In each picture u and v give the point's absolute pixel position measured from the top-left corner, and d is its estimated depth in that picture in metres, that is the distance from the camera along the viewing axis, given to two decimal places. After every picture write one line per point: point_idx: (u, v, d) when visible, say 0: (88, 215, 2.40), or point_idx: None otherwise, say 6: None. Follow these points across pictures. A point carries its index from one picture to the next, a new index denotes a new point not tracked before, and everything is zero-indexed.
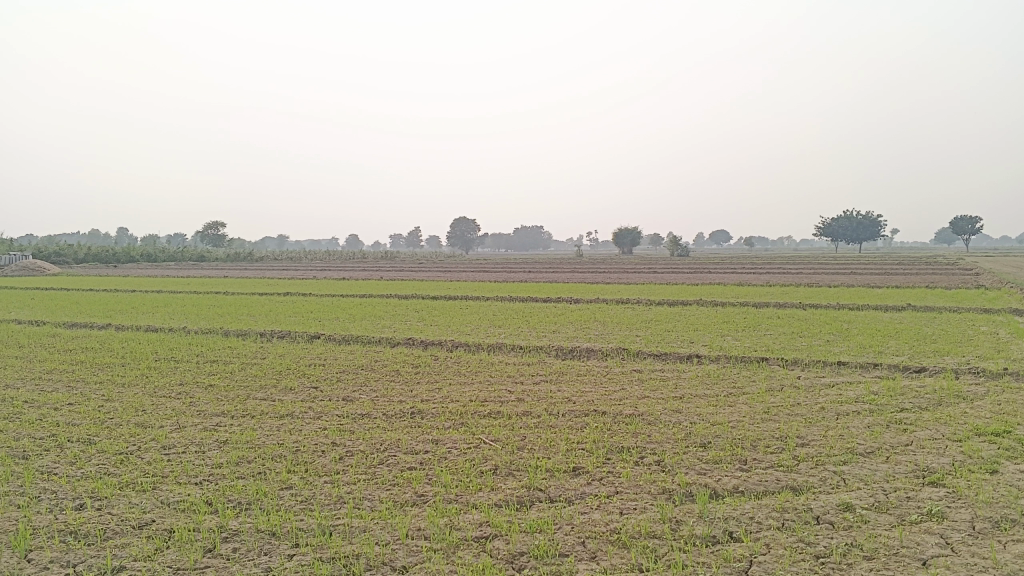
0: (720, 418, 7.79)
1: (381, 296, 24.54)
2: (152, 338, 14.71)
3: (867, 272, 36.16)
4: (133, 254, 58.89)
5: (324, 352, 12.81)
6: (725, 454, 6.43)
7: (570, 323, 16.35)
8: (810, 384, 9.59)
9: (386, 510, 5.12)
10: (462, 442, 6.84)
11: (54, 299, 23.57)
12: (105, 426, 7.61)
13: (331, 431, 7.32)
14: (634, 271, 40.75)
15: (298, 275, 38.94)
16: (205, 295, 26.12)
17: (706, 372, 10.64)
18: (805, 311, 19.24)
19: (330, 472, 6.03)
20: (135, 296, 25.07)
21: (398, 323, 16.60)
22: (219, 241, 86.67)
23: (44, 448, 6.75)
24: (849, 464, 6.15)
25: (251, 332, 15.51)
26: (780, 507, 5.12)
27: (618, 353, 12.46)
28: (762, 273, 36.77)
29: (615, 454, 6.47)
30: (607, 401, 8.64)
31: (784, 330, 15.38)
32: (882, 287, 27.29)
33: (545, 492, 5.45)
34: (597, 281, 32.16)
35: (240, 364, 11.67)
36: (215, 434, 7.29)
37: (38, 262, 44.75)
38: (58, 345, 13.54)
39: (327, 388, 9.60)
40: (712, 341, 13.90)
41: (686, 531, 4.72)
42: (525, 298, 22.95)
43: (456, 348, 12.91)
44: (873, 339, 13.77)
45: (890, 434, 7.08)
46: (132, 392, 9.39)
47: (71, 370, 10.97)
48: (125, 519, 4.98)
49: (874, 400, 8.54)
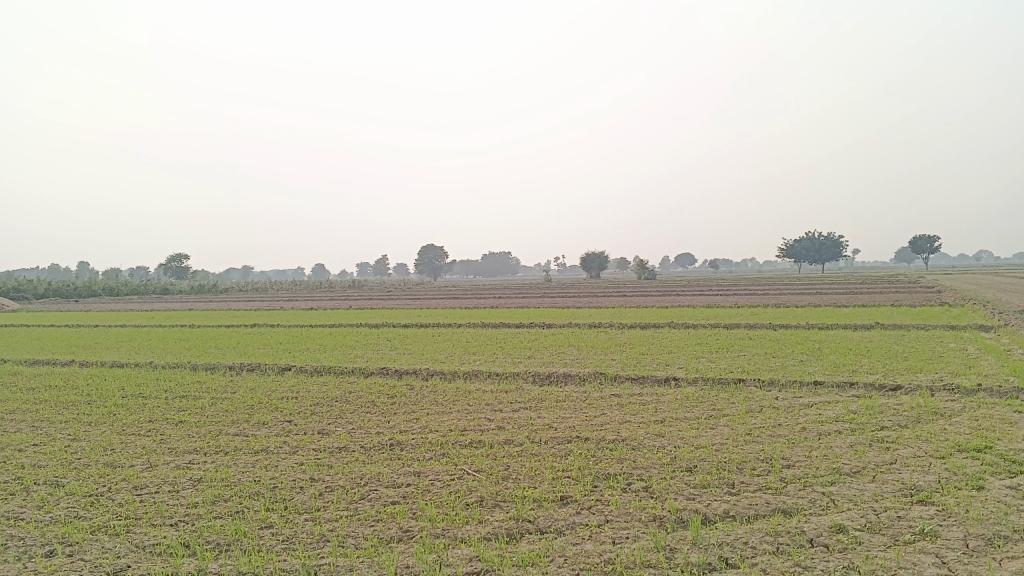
0: (704, 441, 7.74)
1: (351, 326, 24.25)
2: (118, 374, 14.35)
3: (833, 292, 36.50)
4: (95, 289, 57.79)
5: (296, 384, 12.58)
6: (712, 478, 6.37)
7: (545, 349, 16.24)
8: (789, 405, 9.59)
9: (372, 547, 4.97)
10: (444, 473, 6.70)
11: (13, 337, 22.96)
12: (73, 467, 7.35)
13: (310, 466, 7.14)
14: (604, 295, 40.72)
15: (266, 307, 38.53)
16: (171, 328, 25.58)
17: (685, 395, 10.59)
18: (776, 331, 19.39)
19: (311, 509, 5.85)
20: (98, 331, 24.51)
21: (370, 353, 16.39)
22: (183, 274, 85.59)
23: (8, 492, 6.49)
24: (837, 485, 6.12)
25: (220, 366, 15.20)
26: (772, 530, 5.06)
27: (596, 378, 12.38)
28: (730, 295, 37.00)
29: (601, 481, 6.37)
30: (588, 427, 8.55)
31: (757, 351, 15.41)
32: (848, 306, 27.56)
33: (534, 523, 5.34)
34: (568, 306, 32.19)
35: (211, 399, 11.41)
36: (188, 472, 7.07)
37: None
38: (20, 383, 13.15)
39: (302, 422, 9.38)
40: (687, 363, 13.91)
41: (682, 559, 4.63)
42: (497, 325, 22.82)
43: (431, 377, 12.75)
44: (846, 358, 13.84)
45: (874, 453, 7.07)
46: (99, 430, 9.11)
47: (34, 409, 10.64)
48: (99, 565, 4.76)
49: (855, 419, 8.55)
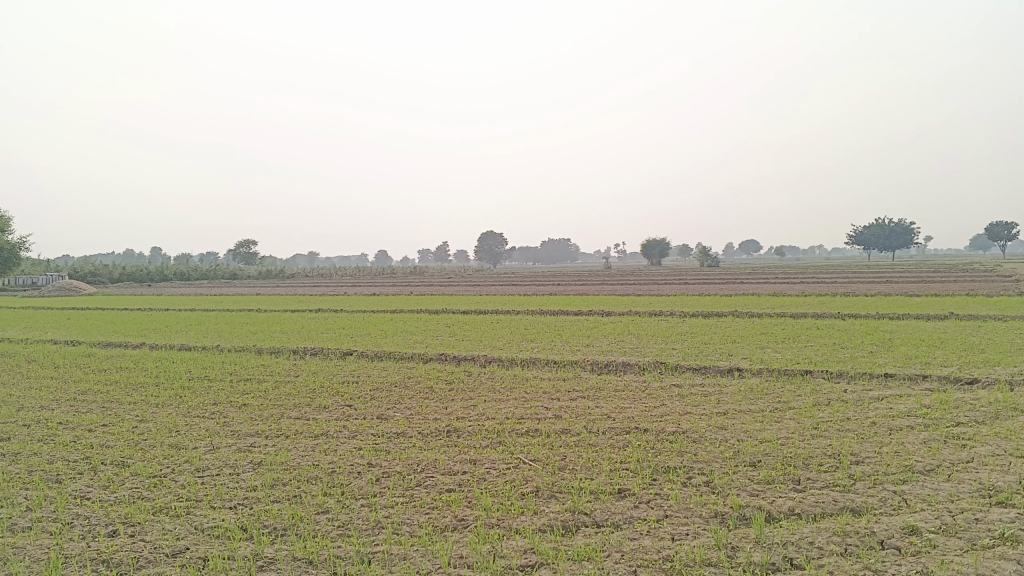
0: (768, 435, 7.50)
1: (412, 312, 24.42)
2: (185, 357, 14.69)
3: (905, 280, 35.34)
4: (167, 273, 59.53)
5: (357, 369, 12.68)
6: (777, 473, 6.17)
7: (604, 337, 16.07)
8: (858, 398, 9.27)
9: (426, 536, 4.92)
10: (500, 462, 6.63)
11: (89, 319, 23.77)
12: (139, 448, 7.50)
13: (367, 451, 7.16)
14: (665, 282, 40.16)
15: (329, 292, 39.21)
16: (237, 312, 26.14)
17: (748, 386, 10.33)
18: (844, 321, 18.81)
19: (367, 494, 5.85)
20: (168, 315, 25.18)
21: (430, 339, 16.46)
22: (251, 259, 87.63)
23: (77, 471, 6.65)
24: (909, 484, 5.85)
25: (283, 350, 15.44)
26: (840, 530, 4.85)
27: (656, 368, 12.16)
28: (797, 283, 36.10)
29: (661, 474, 6.23)
30: (647, 418, 8.40)
31: (825, 341, 14.96)
32: (921, 296, 26.59)
33: (591, 516, 5.23)
34: (628, 293, 31.85)
35: (273, 382, 11.57)
36: (249, 455, 7.15)
37: (77, 284, 45.31)
38: (93, 364, 13.57)
39: (361, 406, 9.44)
40: (751, 353, 13.59)
41: (744, 558, 4.47)
42: (556, 312, 22.67)
43: (489, 364, 12.71)
44: (918, 350, 13.33)
45: (949, 450, 6.75)
46: (165, 412, 9.31)
47: (106, 390, 10.94)
48: (159, 546, 4.81)
49: (928, 414, 8.19)
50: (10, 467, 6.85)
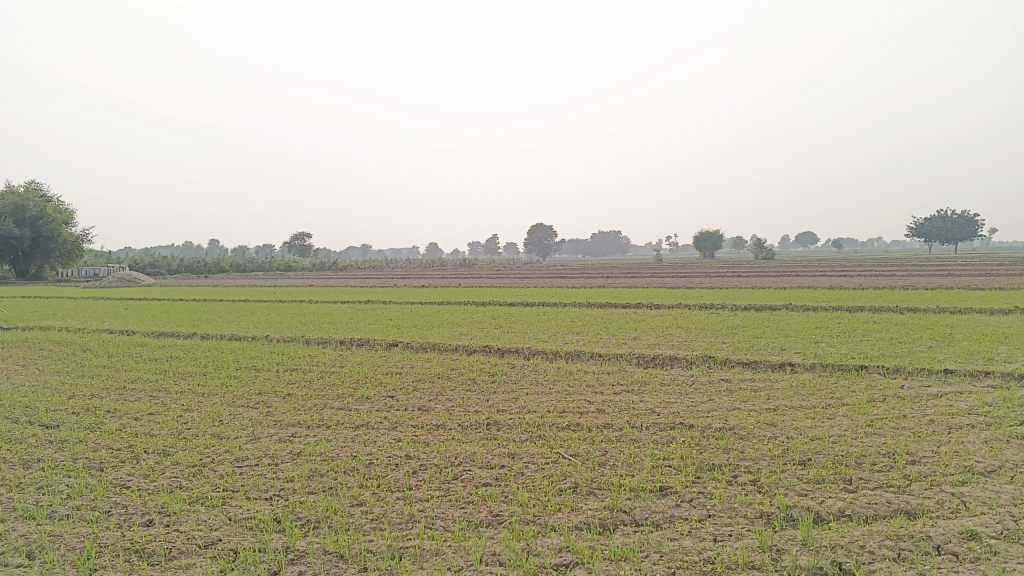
0: (819, 432, 7.23)
1: (460, 304, 24.43)
2: (235, 347, 14.86)
3: (967, 274, 34.11)
4: (223, 265, 60.67)
5: (401, 360, 12.66)
6: (828, 473, 5.92)
7: (652, 330, 15.78)
8: (916, 395, 8.89)
9: (460, 531, 4.81)
10: (540, 457, 6.50)
11: (145, 309, 24.28)
12: (182, 437, 7.56)
13: (406, 443, 7.08)
14: (718, 275, 39.51)
15: (380, 283, 39.54)
16: (289, 303, 26.46)
17: (801, 381, 10.02)
18: (902, 315, 18.21)
19: (403, 487, 5.77)
20: (222, 306, 25.60)
21: (475, 331, 16.39)
22: (304, 251, 88.94)
23: (119, 460, 6.71)
24: (969, 486, 5.54)
25: (330, 340, 15.53)
26: (894, 534, 4.60)
27: (704, 362, 11.88)
28: (853, 277, 35.12)
29: (705, 472, 6.02)
30: (694, 413, 8.18)
31: (882, 336, 14.47)
32: (984, 290, 25.62)
33: (630, 514, 5.06)
34: (678, 286, 31.32)
35: (319, 373, 11.61)
36: (289, 446, 7.14)
37: (136, 275, 46.42)
38: (145, 354, 13.81)
39: (403, 397, 9.40)
40: (804, 347, 13.20)
41: (789, 561, 4.26)
42: (604, 305, 22.44)
43: (534, 356, 12.57)
44: (980, 345, 12.81)
45: (1013, 451, 6.40)
46: (211, 401, 9.39)
47: (154, 379, 11.11)
48: (191, 537, 4.80)
49: (990, 412, 7.81)
50: (56, 454, 6.95)
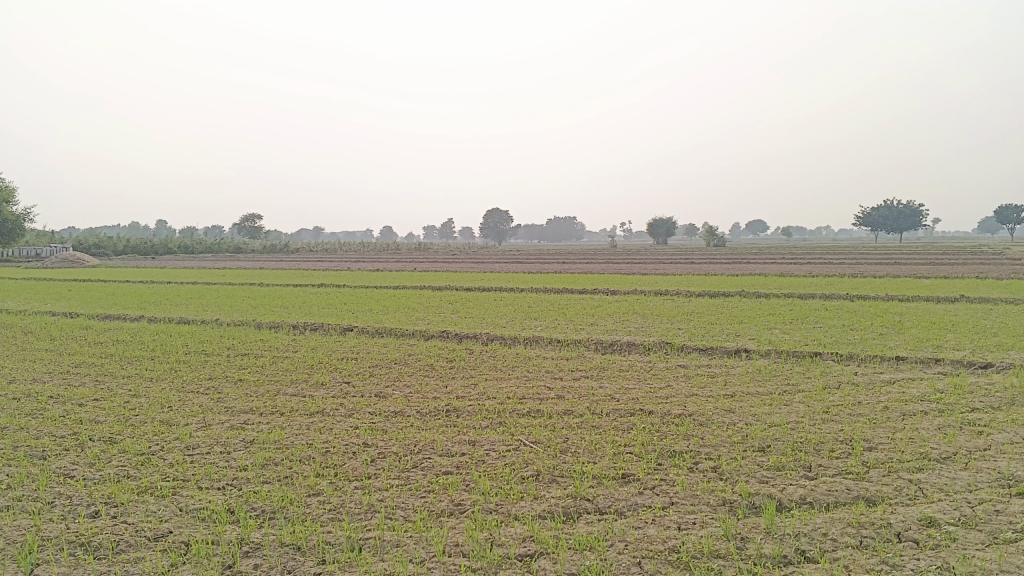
0: (777, 419, 7.27)
1: (416, 288, 24.18)
2: (184, 331, 14.49)
3: (911, 262, 34.95)
4: (171, 246, 59.37)
5: (356, 345, 12.46)
6: (788, 460, 5.94)
7: (609, 316, 15.79)
8: (870, 381, 9.03)
9: (421, 521, 4.70)
10: (500, 444, 6.41)
11: (90, 291, 23.62)
12: (129, 424, 7.30)
13: (363, 430, 6.93)
14: (672, 261, 40.09)
15: (333, 266, 39.07)
16: (240, 286, 25.92)
17: (757, 367, 10.10)
18: (852, 302, 18.53)
19: (361, 476, 5.63)
20: (170, 288, 24.97)
21: (431, 315, 16.25)
22: (256, 233, 87.50)
23: (63, 448, 6.45)
24: (926, 472, 5.60)
25: (283, 324, 15.24)
26: (855, 522, 4.62)
27: (661, 348, 11.93)
28: (805, 265, 35.73)
29: (666, 459, 6.00)
30: (652, 399, 8.18)
31: (834, 323, 14.72)
32: (930, 278, 26.18)
33: (593, 503, 5.01)
34: (635, 272, 31.47)
35: (271, 358, 11.37)
36: (242, 433, 6.94)
37: (81, 255, 45.10)
38: (90, 337, 13.38)
39: (359, 383, 9.24)
40: (759, 334, 13.34)
41: (754, 550, 4.24)
42: (561, 290, 22.42)
43: (491, 342, 12.48)
44: (929, 332, 13.06)
45: (965, 437, 6.50)
46: (159, 386, 9.12)
47: (99, 363, 10.76)
48: (140, 529, 4.61)
49: (942, 399, 7.94)
50: None
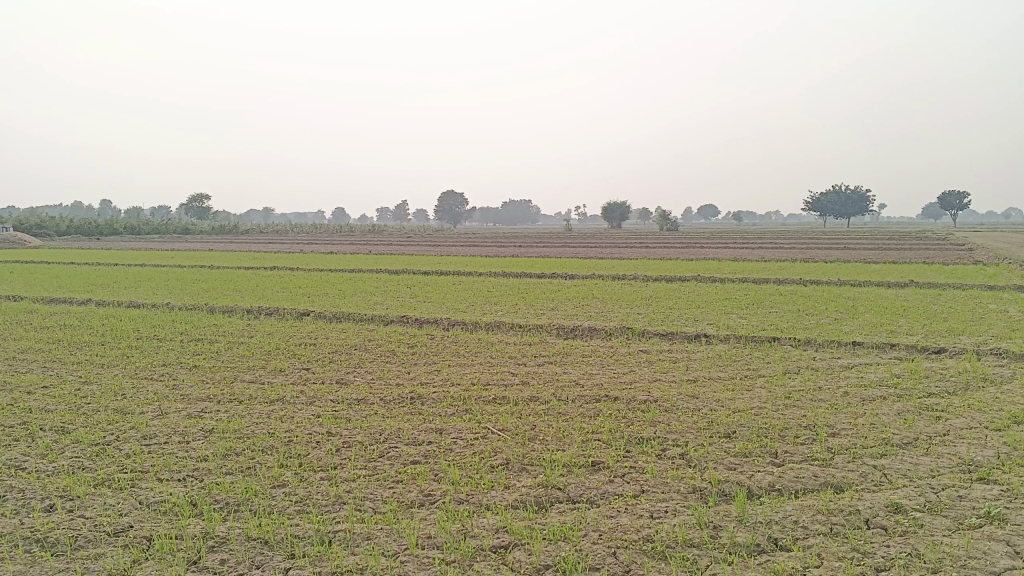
0: (741, 405, 7.33)
1: (372, 272, 23.90)
2: (134, 315, 14.11)
3: (859, 248, 35.66)
4: (117, 227, 57.81)
5: (315, 330, 12.25)
6: (754, 446, 5.97)
7: (569, 301, 15.79)
8: (828, 366, 9.16)
9: (391, 513, 4.61)
10: (468, 432, 6.34)
11: (34, 273, 22.86)
12: (81, 412, 7.05)
13: (327, 419, 6.80)
14: (626, 245, 40.31)
15: (287, 249, 38.48)
16: (191, 269, 25.37)
17: (717, 353, 10.18)
18: (806, 287, 18.80)
19: (327, 467, 5.51)
20: (118, 270, 24.32)
21: (390, 300, 16.07)
22: (205, 214, 85.74)
23: (12, 438, 6.20)
24: (889, 458, 5.69)
25: (237, 308, 14.94)
26: (825, 509, 4.66)
27: (622, 333, 11.96)
28: (757, 249, 36.17)
29: (635, 446, 6.00)
30: (616, 385, 8.18)
31: (789, 307, 14.94)
32: (879, 263, 26.76)
33: (565, 491, 4.97)
34: (590, 256, 31.54)
35: (227, 343, 11.12)
36: (200, 422, 6.75)
37: (22, 236, 43.66)
38: (36, 321, 12.95)
39: (320, 370, 9.08)
40: (717, 319, 13.46)
41: (727, 538, 4.25)
42: (519, 274, 22.37)
43: (452, 327, 12.38)
44: (882, 317, 13.32)
45: (925, 423, 6.62)
46: (111, 373, 8.84)
47: (47, 349, 10.40)
48: (99, 524, 4.45)
49: (899, 384, 8.09)
50: None
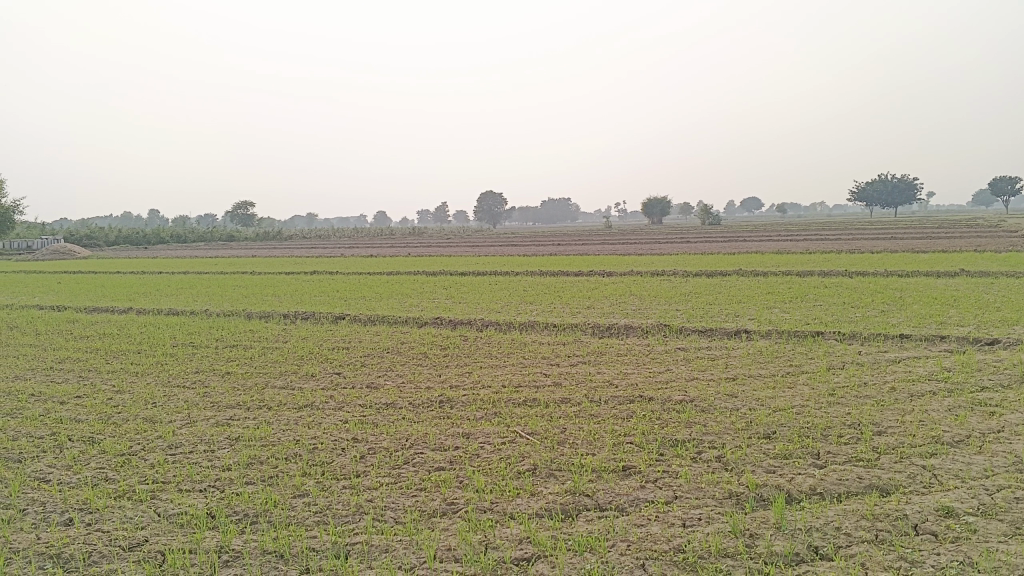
0: (783, 403, 7.03)
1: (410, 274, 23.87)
2: (172, 321, 14.21)
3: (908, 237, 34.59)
4: (163, 236, 58.85)
5: (348, 334, 12.18)
6: (795, 447, 5.69)
7: (606, 299, 15.53)
8: (874, 360, 8.80)
9: (412, 523, 4.45)
10: (496, 436, 6.16)
11: (80, 283, 23.29)
12: (111, 422, 7.03)
13: (353, 425, 6.67)
14: (668, 241, 39.78)
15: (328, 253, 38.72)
16: (231, 275, 25.60)
17: (757, 349, 9.87)
18: (851, 279, 18.26)
19: (350, 475, 5.38)
20: (161, 278, 24.66)
21: (425, 302, 15.97)
22: (248, 220, 86.95)
23: (41, 450, 6.19)
24: (939, 457, 5.37)
25: (273, 313, 14.98)
26: (870, 513, 4.38)
27: (660, 330, 11.67)
28: (802, 241, 35.36)
29: (669, 449, 5.76)
30: (651, 384, 7.94)
31: (834, 300, 14.51)
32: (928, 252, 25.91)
33: (593, 498, 4.77)
34: (629, 253, 31.12)
35: (261, 349, 11.10)
36: (227, 430, 6.67)
37: (74, 247, 44.72)
38: (76, 330, 13.12)
39: (351, 374, 9.00)
40: (758, 314, 13.11)
41: (764, 547, 4.01)
42: (555, 272, 22.13)
43: (486, 328, 12.21)
44: (931, 308, 12.84)
45: (978, 419, 6.26)
46: (143, 381, 8.84)
47: (85, 358, 10.48)
48: (115, 539, 4.36)
49: (950, 378, 7.72)
50: None
